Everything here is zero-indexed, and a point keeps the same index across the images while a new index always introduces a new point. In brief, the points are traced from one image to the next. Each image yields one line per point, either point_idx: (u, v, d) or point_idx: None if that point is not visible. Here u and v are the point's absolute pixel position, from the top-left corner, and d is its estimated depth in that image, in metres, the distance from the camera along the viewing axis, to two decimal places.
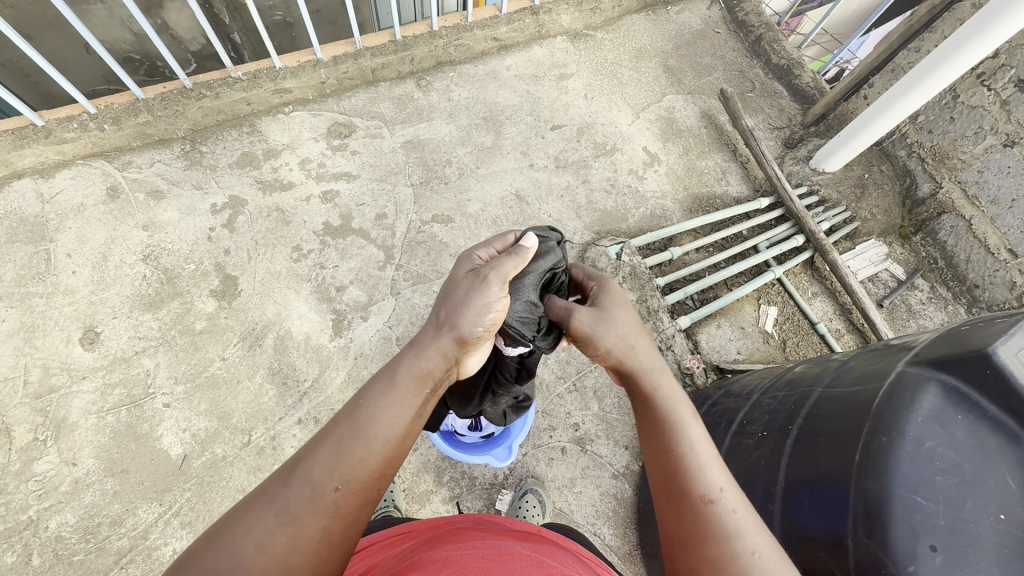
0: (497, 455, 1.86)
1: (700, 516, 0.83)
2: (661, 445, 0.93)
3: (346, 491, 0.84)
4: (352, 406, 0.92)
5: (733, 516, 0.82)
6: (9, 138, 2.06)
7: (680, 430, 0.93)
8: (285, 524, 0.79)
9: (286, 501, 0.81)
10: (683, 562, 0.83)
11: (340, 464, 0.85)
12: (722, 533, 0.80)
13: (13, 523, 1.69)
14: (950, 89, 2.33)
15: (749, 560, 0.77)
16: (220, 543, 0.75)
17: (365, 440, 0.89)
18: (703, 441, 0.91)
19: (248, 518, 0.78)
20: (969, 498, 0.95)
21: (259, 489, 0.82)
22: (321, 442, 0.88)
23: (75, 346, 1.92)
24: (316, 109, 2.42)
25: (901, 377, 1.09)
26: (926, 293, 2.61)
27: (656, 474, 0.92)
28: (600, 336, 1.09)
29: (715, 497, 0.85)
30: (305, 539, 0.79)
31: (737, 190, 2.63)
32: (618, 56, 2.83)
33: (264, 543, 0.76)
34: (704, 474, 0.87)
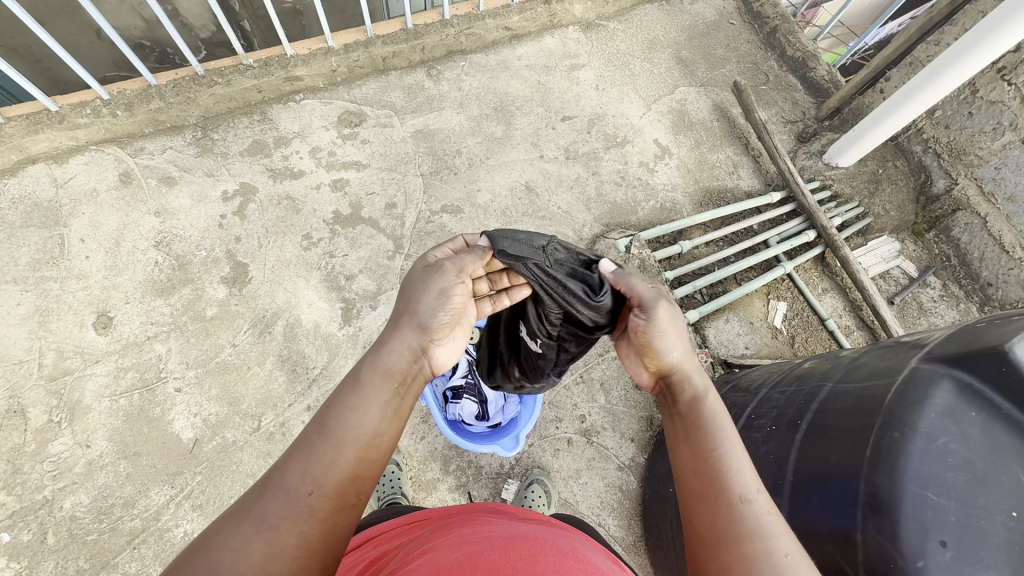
0: (504, 445, 1.80)
1: (735, 515, 0.87)
2: (703, 450, 0.97)
3: (321, 495, 0.86)
4: (320, 412, 0.95)
5: (767, 517, 0.87)
6: (24, 123, 2.08)
7: (717, 435, 0.98)
8: (260, 534, 0.80)
9: (261, 512, 0.82)
10: (715, 562, 0.86)
11: (310, 467, 0.88)
12: (756, 533, 0.84)
13: (29, 503, 1.72)
14: (969, 83, 2.28)
15: (783, 561, 0.81)
16: (197, 560, 0.76)
17: (333, 438, 0.92)
18: (737, 446, 0.96)
19: (223, 532, 0.80)
20: (980, 495, 0.95)
21: (233, 504, 0.84)
22: (291, 451, 0.90)
23: (89, 330, 1.94)
24: (327, 97, 2.41)
25: (914, 372, 1.09)
26: (938, 291, 2.59)
27: (692, 476, 0.96)
28: (666, 342, 1.13)
29: (750, 499, 0.89)
30: (284, 547, 0.81)
31: (748, 184, 2.61)
32: (631, 47, 2.80)
33: (241, 556, 0.78)
34: (740, 477, 0.91)
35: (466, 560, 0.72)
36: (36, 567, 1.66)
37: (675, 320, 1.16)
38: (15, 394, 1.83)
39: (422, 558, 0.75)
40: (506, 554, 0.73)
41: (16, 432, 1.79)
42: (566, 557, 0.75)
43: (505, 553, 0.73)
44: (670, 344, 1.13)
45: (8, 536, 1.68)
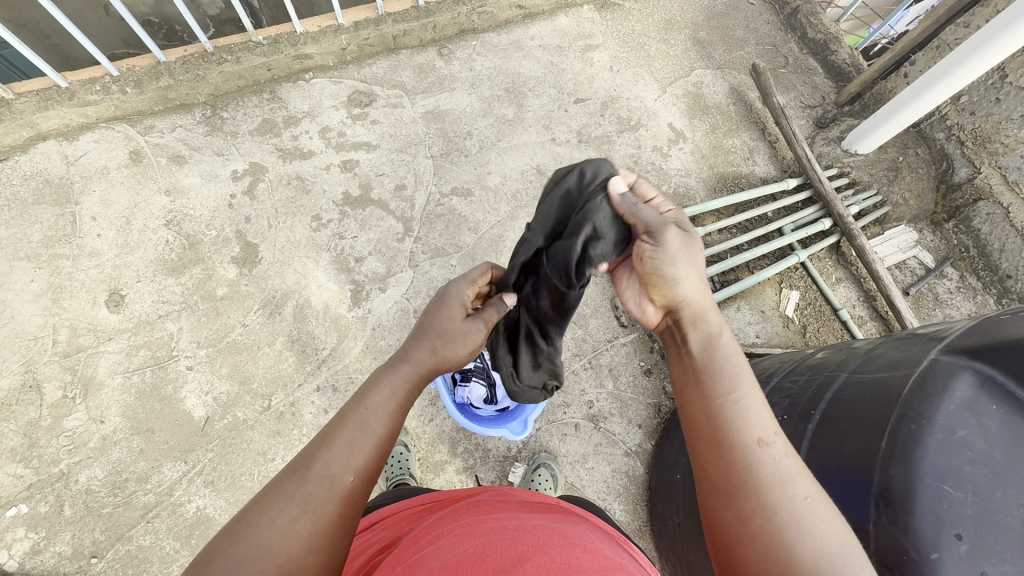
0: (511, 429, 1.80)
1: (752, 459, 0.86)
2: (715, 391, 0.95)
3: (359, 480, 0.88)
4: (359, 406, 0.96)
5: (784, 460, 0.86)
6: (34, 99, 2.07)
7: (731, 377, 0.96)
8: (306, 512, 0.81)
9: (304, 493, 0.82)
10: (731, 511, 0.86)
11: (353, 455, 0.89)
12: (774, 479, 0.83)
13: (45, 476, 1.76)
14: (999, 68, 2.21)
15: (801, 505, 0.81)
16: (243, 539, 0.75)
17: (372, 433, 0.94)
18: (753, 388, 0.94)
19: (265, 511, 0.79)
20: (998, 489, 0.94)
21: (265, 490, 0.82)
22: (330, 435, 0.90)
23: (101, 308, 1.95)
24: (336, 76, 2.38)
25: (934, 365, 1.07)
26: (955, 282, 2.53)
27: (702, 418, 0.94)
28: (681, 268, 1.08)
29: (767, 442, 0.88)
30: (323, 524, 0.82)
31: (763, 171, 2.56)
32: (646, 27, 2.73)
33: (287, 531, 0.78)
34: (755, 423, 0.90)
35: (473, 552, 0.71)
36: (54, 538, 1.70)
37: (692, 245, 1.12)
38: (30, 369, 1.86)
39: (429, 548, 0.75)
40: (513, 545, 0.72)
41: (32, 407, 1.82)
42: (573, 546, 0.74)
43: (513, 544, 0.72)
44: (681, 274, 1.08)
45: (26, 507, 1.72)
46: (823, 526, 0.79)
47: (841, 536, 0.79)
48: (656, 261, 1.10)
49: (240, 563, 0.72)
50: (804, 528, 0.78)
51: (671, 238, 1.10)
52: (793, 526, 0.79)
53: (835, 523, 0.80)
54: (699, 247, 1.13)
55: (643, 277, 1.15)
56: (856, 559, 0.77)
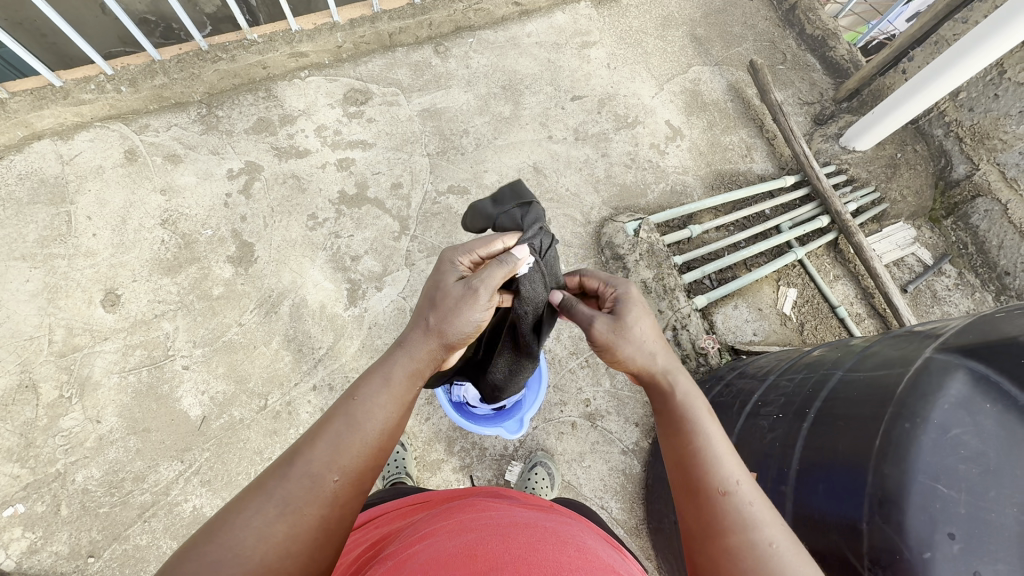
0: (508, 428, 1.82)
1: (717, 507, 0.86)
2: (679, 450, 0.95)
3: (343, 481, 0.87)
4: (346, 401, 0.94)
5: (749, 508, 0.85)
6: (28, 98, 2.06)
7: (695, 430, 0.96)
8: (281, 515, 0.81)
9: (283, 494, 0.82)
10: (704, 554, 0.85)
11: (337, 455, 0.87)
12: (738, 524, 0.83)
13: (42, 475, 1.76)
14: (997, 63, 2.20)
15: (766, 551, 0.80)
16: (219, 538, 0.76)
17: (357, 429, 0.91)
18: (720, 440, 0.94)
19: (245, 510, 0.80)
20: (992, 488, 0.93)
21: (250, 484, 0.83)
22: (315, 435, 0.89)
23: (97, 307, 1.95)
24: (332, 75, 2.37)
25: (929, 363, 1.07)
26: (953, 279, 2.53)
27: (676, 472, 0.95)
28: (621, 348, 1.10)
29: (731, 491, 0.87)
30: (302, 527, 0.82)
31: (761, 168, 2.56)
32: (644, 24, 2.72)
33: (263, 535, 0.78)
34: (719, 470, 0.90)
35: (463, 548, 0.71)
36: (51, 538, 1.70)
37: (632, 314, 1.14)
38: (27, 368, 1.86)
39: (419, 545, 0.75)
40: (505, 541, 0.72)
41: (28, 407, 1.82)
42: (565, 545, 0.74)
43: (506, 540, 0.72)
44: (627, 350, 1.09)
45: (23, 507, 1.72)
46: (789, 570, 0.78)
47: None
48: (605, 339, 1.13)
49: (214, 565, 0.73)
50: (770, 573, 0.77)
51: (602, 327, 1.12)
52: (760, 567, 0.78)
53: (804, 567, 0.79)
54: (635, 318, 1.12)
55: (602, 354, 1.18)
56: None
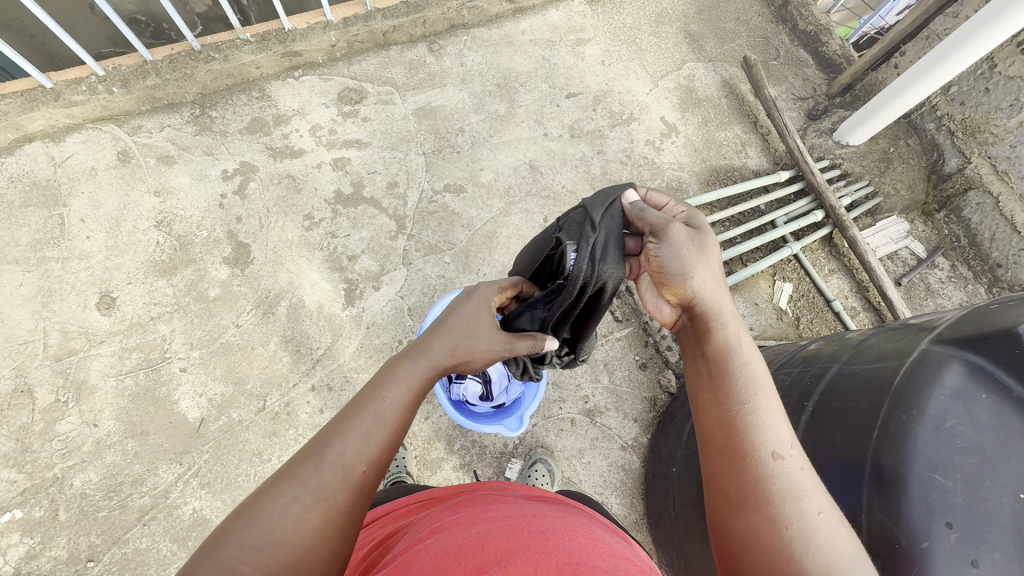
0: (508, 426, 1.79)
1: (766, 472, 0.86)
2: (735, 399, 0.95)
3: (371, 470, 0.87)
4: (374, 396, 0.93)
5: (798, 474, 0.86)
6: (19, 100, 2.04)
7: (754, 384, 0.96)
8: (318, 502, 0.79)
9: (318, 482, 0.81)
10: (741, 521, 0.86)
11: (366, 446, 0.87)
12: (786, 492, 0.84)
13: (39, 480, 1.75)
14: (988, 57, 2.22)
15: (813, 520, 0.81)
16: (247, 527, 0.74)
17: (386, 423, 0.91)
18: (772, 401, 0.94)
19: (277, 497, 0.78)
20: (987, 477, 0.95)
21: (271, 478, 0.81)
22: (343, 423, 0.88)
23: (92, 311, 1.94)
24: (326, 74, 2.36)
25: (924, 355, 1.08)
26: (946, 272, 2.55)
27: (718, 425, 0.95)
28: (688, 270, 1.13)
29: (782, 456, 0.88)
30: (336, 516, 0.80)
31: (756, 164, 2.57)
32: (638, 21, 2.72)
33: (301, 521, 0.77)
34: (772, 434, 0.90)
35: (473, 539, 0.71)
36: (49, 543, 1.69)
37: (703, 242, 1.16)
38: (21, 373, 1.84)
39: (429, 539, 0.75)
40: (515, 532, 0.72)
41: (23, 412, 1.80)
42: (575, 533, 0.75)
43: (515, 532, 0.73)
44: (693, 271, 1.12)
45: (20, 512, 1.71)
46: (833, 539, 0.80)
47: (852, 554, 0.79)
48: (660, 259, 1.17)
49: (246, 556, 0.71)
50: (817, 542, 0.79)
51: (663, 248, 1.16)
52: (809, 537, 0.79)
53: (848, 537, 0.80)
54: (708, 245, 1.15)
55: (654, 277, 1.21)
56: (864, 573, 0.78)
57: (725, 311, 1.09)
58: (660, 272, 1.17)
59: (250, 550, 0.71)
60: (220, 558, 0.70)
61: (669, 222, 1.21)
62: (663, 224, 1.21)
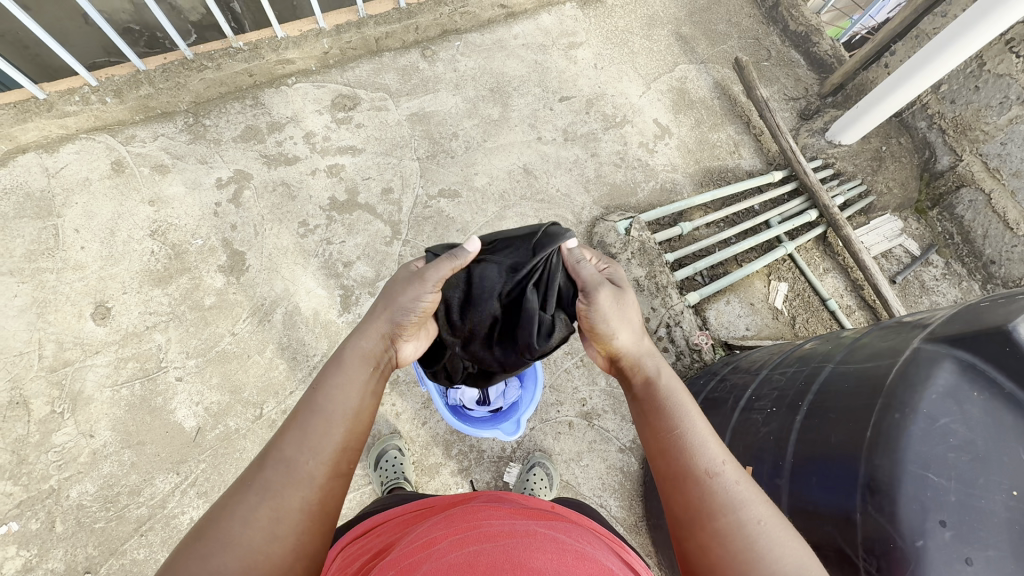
0: (505, 430, 1.82)
1: (705, 491, 0.88)
2: (663, 425, 0.97)
3: (317, 465, 0.90)
4: (314, 393, 0.99)
5: (735, 488, 0.88)
6: (11, 112, 2.03)
7: (676, 411, 0.98)
8: (262, 502, 0.85)
9: (262, 484, 0.86)
10: (692, 540, 0.87)
11: (307, 441, 0.92)
12: (727, 506, 0.85)
13: (36, 492, 1.74)
14: (977, 56, 2.24)
15: (755, 529, 0.82)
16: (207, 536, 0.81)
17: (327, 415, 0.96)
18: (697, 421, 0.97)
19: (229, 503, 0.84)
20: (981, 474, 0.95)
21: (230, 487, 0.88)
22: (287, 426, 0.94)
23: (87, 321, 1.93)
24: (319, 81, 2.36)
25: (916, 353, 1.08)
26: (941, 269, 2.57)
27: (656, 452, 0.97)
28: (614, 327, 1.12)
29: (717, 472, 0.89)
30: (283, 511, 0.85)
31: (749, 164, 2.58)
32: (629, 24, 2.73)
33: (247, 522, 0.82)
34: (703, 452, 0.92)
35: (465, 558, 0.71)
36: (46, 555, 1.69)
37: (623, 298, 1.15)
38: (17, 385, 1.84)
39: (423, 554, 0.75)
40: (503, 554, 0.71)
41: (19, 423, 1.80)
42: (564, 553, 0.74)
43: (503, 553, 0.71)
44: (618, 331, 1.12)
45: (16, 525, 1.70)
46: (778, 547, 0.81)
47: (797, 555, 0.81)
48: (592, 318, 1.13)
49: (202, 560, 0.77)
50: (759, 552, 0.80)
51: (604, 297, 1.13)
52: (750, 550, 0.81)
53: (790, 541, 0.82)
54: (628, 294, 1.17)
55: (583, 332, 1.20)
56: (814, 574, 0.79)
57: (649, 354, 1.11)
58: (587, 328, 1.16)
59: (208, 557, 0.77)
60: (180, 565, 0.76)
61: (596, 283, 1.16)
62: (593, 284, 1.16)
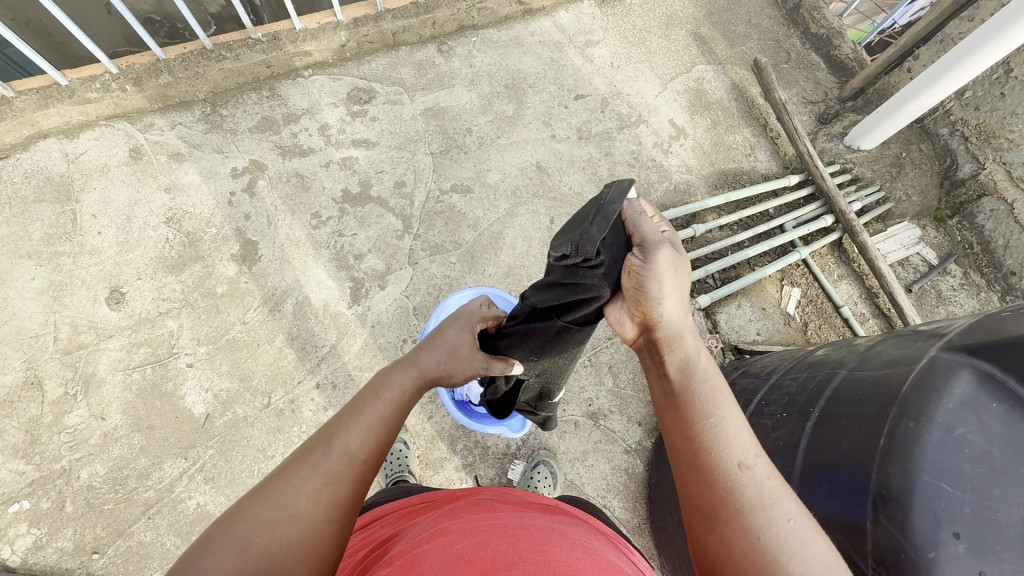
0: (510, 427, 1.85)
1: (732, 483, 0.81)
2: (699, 415, 0.90)
3: (373, 462, 0.86)
4: (376, 394, 0.96)
5: (767, 482, 0.80)
6: (34, 97, 2.07)
7: (708, 399, 0.91)
8: (326, 485, 0.78)
9: (327, 466, 0.80)
10: (715, 535, 0.79)
11: (371, 438, 0.88)
12: (755, 500, 0.78)
13: (47, 472, 1.77)
14: (1004, 62, 2.21)
15: (785, 527, 0.75)
16: (262, 502, 0.73)
17: (385, 421, 0.92)
18: (735, 413, 0.89)
19: (288, 479, 0.77)
20: (997, 486, 0.92)
21: (282, 463, 0.80)
22: (347, 417, 0.89)
23: (102, 305, 1.96)
24: (336, 74, 2.37)
25: (933, 362, 1.06)
26: (959, 279, 2.51)
27: (683, 439, 0.89)
28: (664, 289, 1.07)
29: (749, 465, 0.82)
30: (341, 503, 0.78)
31: (765, 167, 2.55)
32: (648, 23, 2.71)
33: (310, 505, 0.75)
34: (736, 444, 0.85)
35: (472, 549, 0.70)
36: (56, 534, 1.71)
37: (679, 265, 1.11)
38: (32, 366, 1.87)
39: (428, 545, 0.74)
40: (513, 544, 0.71)
41: (33, 404, 1.83)
42: (572, 546, 0.74)
43: (513, 543, 0.71)
44: (664, 296, 1.06)
45: (28, 503, 1.73)
46: (809, 548, 0.73)
47: (828, 560, 0.73)
48: (644, 275, 1.08)
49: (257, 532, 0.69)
50: (787, 551, 0.72)
51: (665, 255, 1.10)
52: (778, 546, 0.73)
53: (820, 544, 0.74)
54: (682, 267, 1.11)
55: (629, 291, 1.11)
56: None
57: (690, 333, 1.05)
58: (636, 286, 1.09)
59: (253, 535, 0.68)
60: (233, 533, 0.68)
61: (659, 242, 1.12)
62: (654, 241, 1.13)
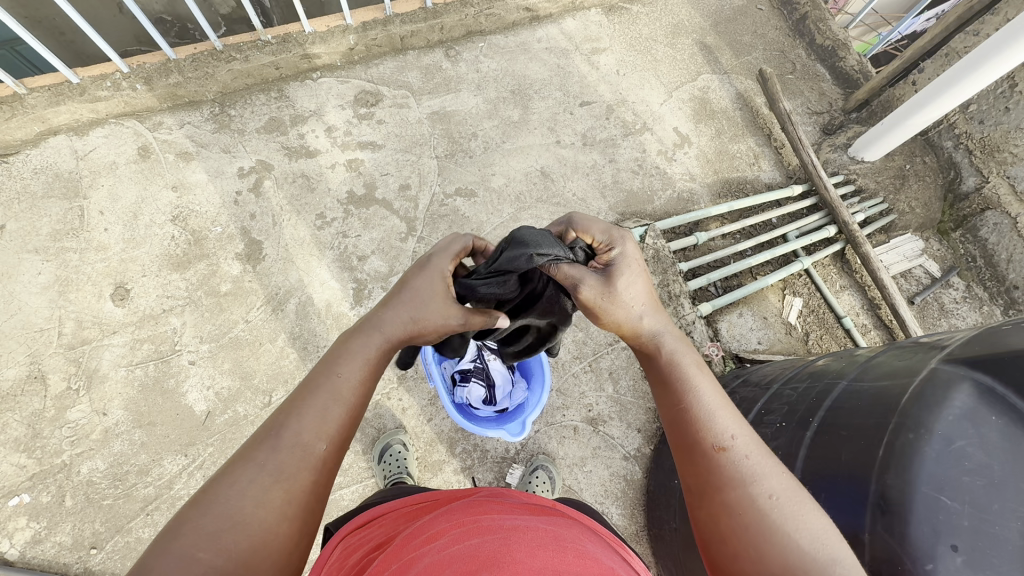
0: (510, 430, 1.80)
1: (712, 465, 0.86)
2: (679, 401, 0.95)
3: (331, 447, 0.89)
4: (329, 373, 0.96)
5: (746, 461, 0.84)
6: (45, 94, 2.09)
7: (686, 385, 0.96)
8: (276, 484, 0.82)
9: (275, 463, 0.83)
10: (704, 511, 0.86)
11: (324, 425, 0.90)
12: (734, 479, 0.83)
13: (48, 466, 1.78)
14: (1009, 77, 2.22)
15: (766, 504, 0.80)
16: (209, 505, 0.77)
17: (341, 401, 0.94)
18: (716, 396, 0.93)
19: (234, 480, 0.80)
20: (996, 500, 0.92)
21: (229, 461, 0.83)
22: (298, 404, 0.91)
23: (107, 301, 1.98)
24: (344, 76, 2.39)
25: (933, 374, 1.07)
26: (961, 292, 2.50)
27: (671, 424, 0.95)
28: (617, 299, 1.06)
29: (727, 446, 0.86)
30: (294, 494, 0.83)
31: (769, 177, 2.56)
32: (654, 31, 2.73)
33: (259, 505, 0.79)
34: (715, 425, 0.89)
35: (467, 551, 0.71)
36: (55, 528, 1.72)
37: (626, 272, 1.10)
38: (36, 360, 1.88)
39: (424, 546, 0.75)
40: (506, 548, 0.71)
41: (36, 397, 1.84)
42: (565, 550, 0.73)
43: (506, 547, 0.71)
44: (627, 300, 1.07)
45: (28, 497, 1.74)
46: (790, 522, 0.78)
47: (814, 531, 0.77)
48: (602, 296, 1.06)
49: (210, 539, 0.73)
50: (776, 528, 0.77)
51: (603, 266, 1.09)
52: (758, 522, 0.78)
53: (804, 515, 0.78)
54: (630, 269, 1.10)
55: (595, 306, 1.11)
56: (832, 549, 0.75)
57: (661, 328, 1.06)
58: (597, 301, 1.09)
59: (199, 548, 0.72)
60: (180, 542, 0.72)
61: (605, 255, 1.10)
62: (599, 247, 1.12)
